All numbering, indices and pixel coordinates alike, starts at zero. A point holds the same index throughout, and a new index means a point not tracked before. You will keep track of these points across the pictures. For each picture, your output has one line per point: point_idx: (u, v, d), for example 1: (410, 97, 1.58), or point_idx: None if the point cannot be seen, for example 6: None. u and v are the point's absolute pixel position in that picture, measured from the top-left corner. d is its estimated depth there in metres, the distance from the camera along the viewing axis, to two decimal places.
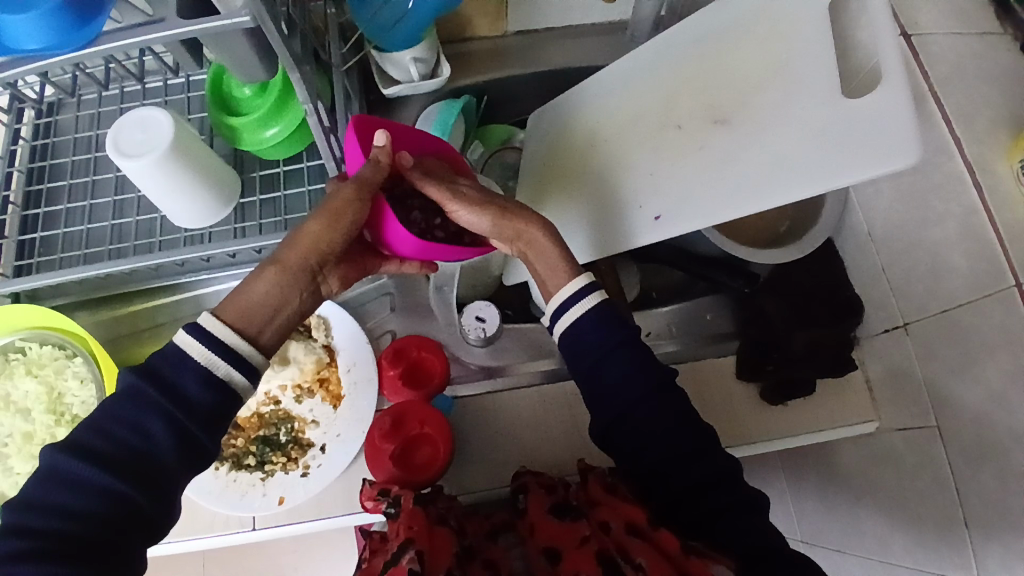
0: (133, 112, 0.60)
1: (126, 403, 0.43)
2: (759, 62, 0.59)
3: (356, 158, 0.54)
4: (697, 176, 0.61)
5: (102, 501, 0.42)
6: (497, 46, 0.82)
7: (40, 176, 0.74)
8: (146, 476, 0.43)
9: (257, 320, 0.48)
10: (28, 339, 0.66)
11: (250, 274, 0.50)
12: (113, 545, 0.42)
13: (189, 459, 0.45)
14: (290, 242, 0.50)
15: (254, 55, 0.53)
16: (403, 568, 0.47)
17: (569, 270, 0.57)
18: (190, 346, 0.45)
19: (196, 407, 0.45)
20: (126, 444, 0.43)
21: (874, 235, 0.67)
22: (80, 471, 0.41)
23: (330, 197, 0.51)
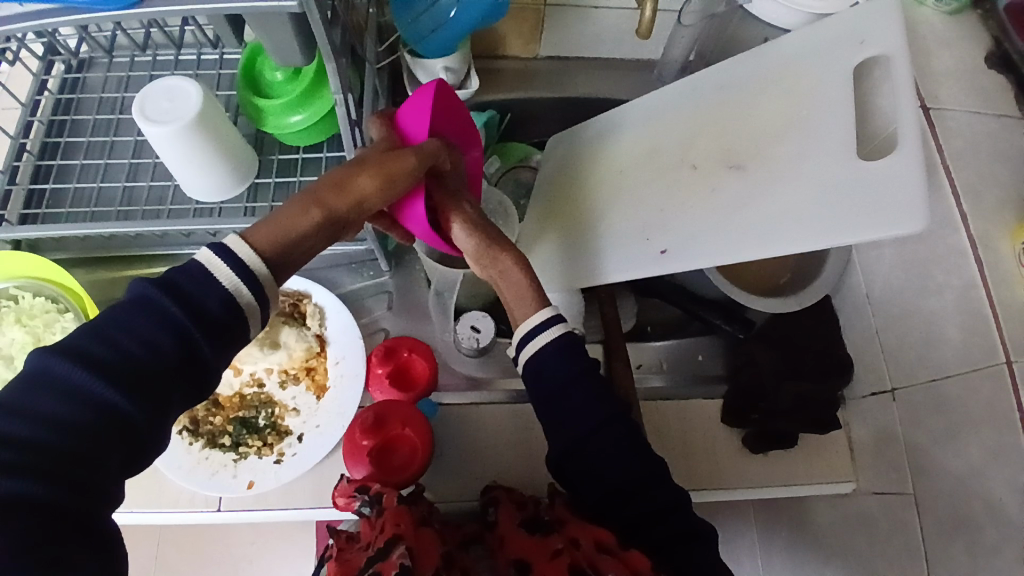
0: (162, 81, 0.61)
1: (134, 312, 0.40)
2: (780, 113, 0.60)
3: (421, 124, 0.55)
4: (707, 218, 0.61)
5: (96, 413, 0.37)
6: (528, 67, 0.84)
7: (60, 129, 0.75)
8: (145, 391, 0.39)
9: (282, 253, 0.46)
10: (23, 288, 0.67)
11: (286, 203, 0.47)
12: (91, 463, 0.37)
13: (191, 383, 0.41)
14: (339, 183, 0.48)
15: (294, 40, 0.53)
16: (395, 564, 0.45)
17: (538, 298, 0.55)
18: (217, 268, 0.42)
19: (210, 327, 0.41)
20: (125, 354, 0.39)
21: (872, 297, 0.68)
22: (76, 377, 0.37)
23: (390, 157, 0.50)
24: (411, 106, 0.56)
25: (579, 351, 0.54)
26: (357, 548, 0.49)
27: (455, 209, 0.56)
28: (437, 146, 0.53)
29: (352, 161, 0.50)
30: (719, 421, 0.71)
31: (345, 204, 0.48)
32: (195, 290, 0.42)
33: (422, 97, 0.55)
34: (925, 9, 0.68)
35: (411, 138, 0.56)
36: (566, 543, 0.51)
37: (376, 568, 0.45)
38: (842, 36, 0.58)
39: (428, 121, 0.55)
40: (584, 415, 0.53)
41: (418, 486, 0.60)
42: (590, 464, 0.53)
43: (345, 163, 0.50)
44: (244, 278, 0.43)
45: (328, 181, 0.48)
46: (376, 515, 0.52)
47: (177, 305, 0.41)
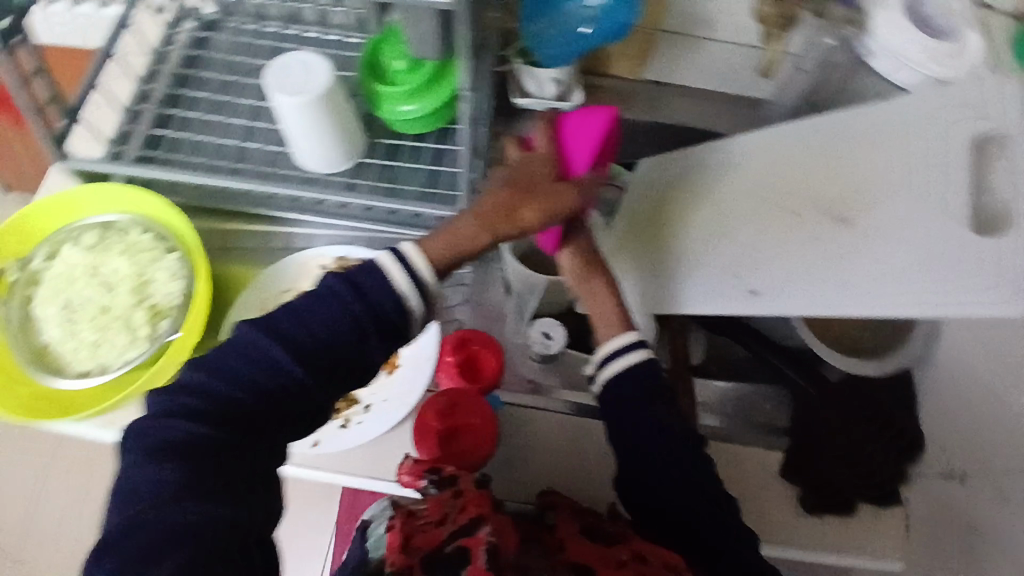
0: (296, 53, 0.64)
1: (326, 303, 0.48)
2: (891, 173, 0.60)
3: (587, 153, 0.56)
4: (804, 270, 0.61)
5: (287, 382, 0.47)
6: (631, 87, 0.84)
7: (182, 82, 0.79)
8: (324, 370, 0.48)
9: (451, 264, 0.52)
10: (135, 223, 0.72)
11: (460, 214, 0.53)
12: (275, 421, 0.48)
13: (357, 369, 0.49)
14: (509, 210, 0.53)
15: (433, 35, 0.56)
16: (483, 540, 0.48)
17: (621, 321, 0.62)
18: (394, 271, 0.49)
19: (380, 322, 0.48)
20: (314, 337, 0.47)
21: (955, 374, 0.66)
22: (277, 350, 0.47)
23: (558, 191, 0.54)
24: (579, 128, 0.57)
25: (655, 377, 0.59)
26: (416, 526, 0.51)
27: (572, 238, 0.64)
28: (596, 183, 0.57)
29: (520, 186, 0.54)
30: (777, 473, 0.70)
31: (510, 230, 0.53)
32: (375, 292, 0.48)
33: (594, 125, 0.57)
34: None
35: (569, 160, 0.57)
36: (631, 556, 0.53)
37: (465, 541, 0.48)
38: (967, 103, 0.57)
39: (594, 153, 0.57)
40: (654, 429, 0.57)
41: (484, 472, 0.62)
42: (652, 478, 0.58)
43: (513, 186, 0.54)
44: (415, 287, 0.49)
45: (498, 205, 0.53)
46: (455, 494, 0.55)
47: (359, 303, 0.48)
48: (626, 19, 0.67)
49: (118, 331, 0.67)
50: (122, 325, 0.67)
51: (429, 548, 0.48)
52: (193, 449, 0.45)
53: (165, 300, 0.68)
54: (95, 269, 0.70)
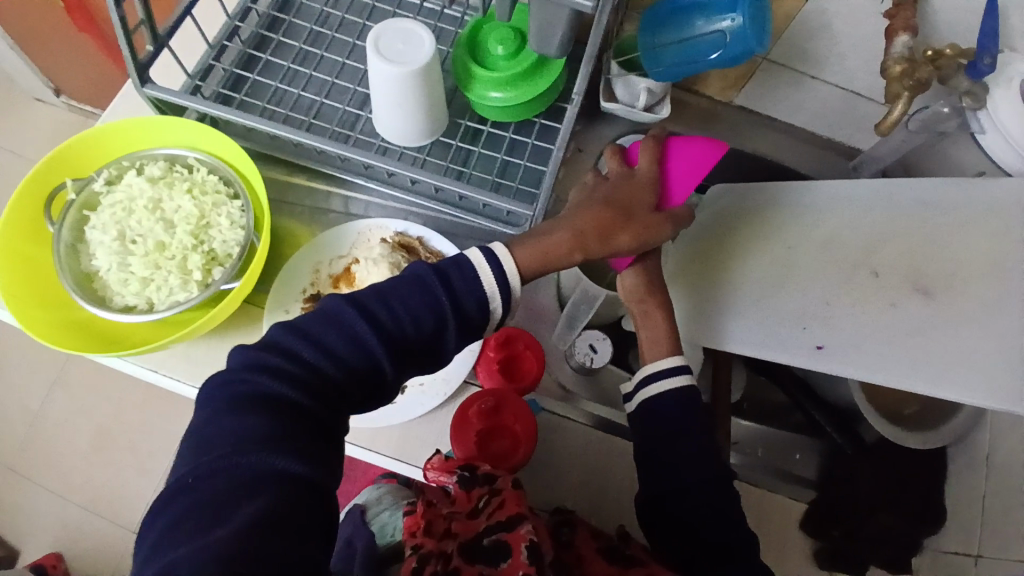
0: (399, 21, 0.62)
1: (416, 290, 0.50)
2: (979, 255, 0.59)
3: (688, 186, 0.56)
4: (872, 334, 0.60)
5: (366, 360, 0.49)
6: (717, 112, 0.83)
7: (273, 26, 0.78)
8: (401, 354, 0.50)
9: (540, 273, 0.54)
10: (202, 162, 0.70)
11: (556, 224, 0.54)
12: (345, 398, 0.48)
13: (431, 359, 0.52)
14: (604, 233, 0.54)
15: (558, 34, 0.54)
16: (524, 537, 0.51)
17: (671, 348, 0.62)
18: (484, 270, 0.52)
19: (463, 320, 0.51)
20: (399, 320, 0.50)
21: (993, 461, 0.66)
22: (363, 328, 0.49)
23: (654, 221, 0.54)
24: (686, 159, 0.56)
25: (697, 407, 0.59)
26: (447, 516, 0.57)
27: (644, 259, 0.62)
28: (688, 222, 0.57)
29: (620, 209, 0.54)
30: (796, 524, 0.71)
31: (601, 253, 0.54)
32: (465, 286, 0.51)
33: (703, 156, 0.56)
34: None
35: (669, 190, 0.57)
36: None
37: (505, 537, 0.52)
38: None
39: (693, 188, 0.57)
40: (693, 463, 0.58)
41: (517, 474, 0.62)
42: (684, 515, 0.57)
43: (614, 208, 0.54)
44: (501, 287, 0.52)
45: (596, 225, 0.54)
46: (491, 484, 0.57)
47: (449, 293, 0.51)
48: (755, 45, 0.60)
49: (170, 271, 0.66)
50: (175, 266, 0.66)
51: (466, 537, 0.54)
52: (278, 406, 0.45)
53: (223, 248, 0.67)
54: (155, 203, 0.68)
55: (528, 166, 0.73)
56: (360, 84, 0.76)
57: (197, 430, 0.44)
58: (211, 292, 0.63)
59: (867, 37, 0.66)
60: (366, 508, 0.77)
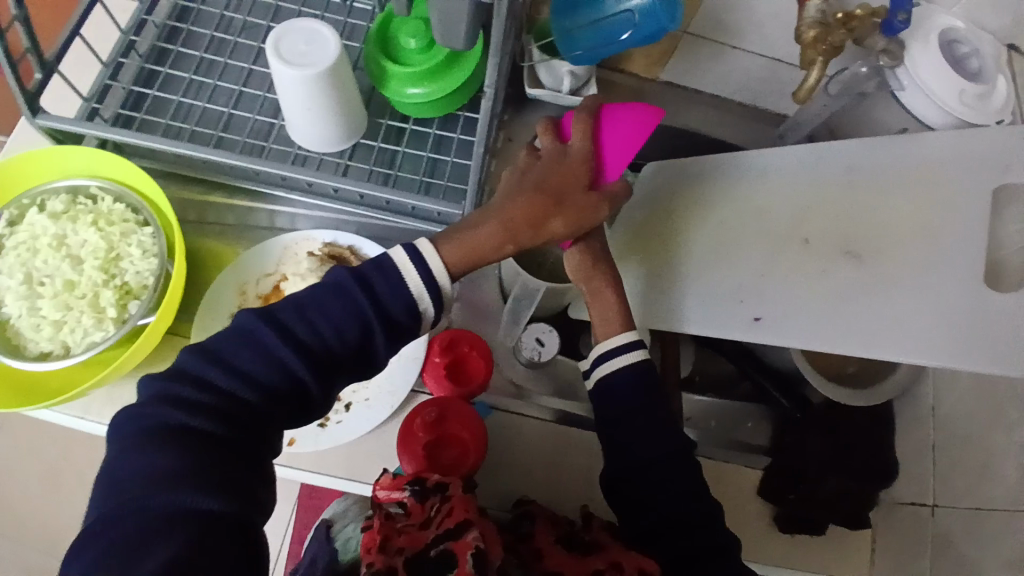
0: (299, 21, 0.58)
1: (335, 297, 0.50)
2: (906, 215, 0.59)
3: (625, 156, 0.52)
4: (808, 302, 0.61)
5: (286, 379, 0.48)
6: (645, 88, 0.82)
7: (172, 36, 0.73)
8: (323, 366, 0.50)
9: (470, 269, 0.53)
10: (105, 190, 0.66)
11: (481, 216, 0.53)
12: (266, 418, 0.48)
13: (361, 368, 0.52)
14: (536, 221, 0.52)
15: (465, 26, 0.51)
16: (470, 546, 0.48)
17: (623, 325, 0.59)
18: (409, 272, 0.51)
19: (390, 324, 0.51)
20: (319, 333, 0.50)
21: (937, 412, 0.67)
22: (279, 346, 0.48)
23: (587, 203, 0.52)
24: (624, 126, 0.51)
25: (652, 392, 0.58)
26: (400, 528, 0.52)
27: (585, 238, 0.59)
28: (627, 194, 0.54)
29: (552, 194, 0.52)
30: (756, 493, 0.70)
31: (534, 241, 0.52)
32: (386, 290, 0.51)
33: (634, 126, 0.51)
34: None
35: (603, 161, 0.52)
36: (608, 566, 0.53)
37: (451, 546, 0.48)
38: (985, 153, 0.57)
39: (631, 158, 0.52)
40: (645, 444, 0.57)
41: (472, 480, 0.61)
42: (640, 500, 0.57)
43: (545, 193, 0.51)
44: (428, 287, 0.51)
45: (527, 214, 0.52)
46: (441, 495, 0.54)
47: (369, 300, 0.50)
48: (667, 23, 0.60)
49: (83, 311, 0.62)
50: (87, 304, 0.62)
51: (414, 551, 0.49)
52: (190, 437, 0.45)
53: (137, 280, 0.63)
54: (59, 239, 0.64)
55: (455, 162, 0.70)
56: (270, 90, 0.72)
57: (109, 468, 0.44)
58: (127, 328, 0.60)
59: (783, 7, 0.66)
60: (332, 523, 0.66)
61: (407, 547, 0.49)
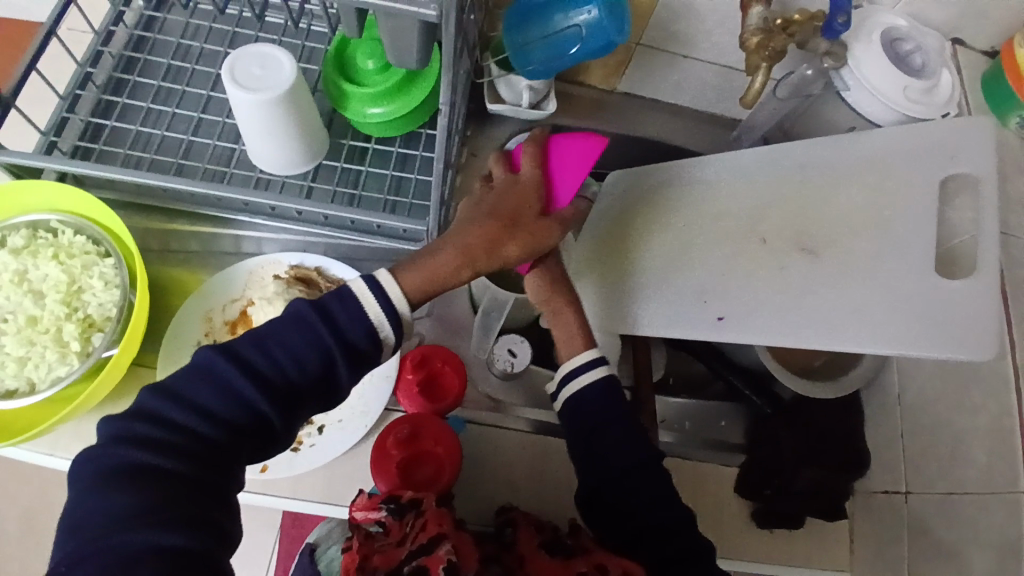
0: (254, 46, 0.59)
1: (293, 329, 0.49)
2: (858, 210, 0.61)
3: (574, 182, 0.58)
4: (770, 298, 0.62)
5: (245, 414, 0.48)
6: (604, 99, 0.83)
7: (129, 66, 0.73)
8: (283, 400, 0.49)
9: (431, 295, 0.53)
10: (65, 223, 0.65)
11: (438, 243, 0.54)
12: (229, 454, 0.47)
13: (325, 400, 0.51)
14: (492, 247, 0.53)
15: (416, 45, 0.51)
16: (441, 561, 0.48)
17: (585, 341, 0.61)
18: (369, 301, 0.51)
19: (351, 354, 0.50)
20: (279, 365, 0.49)
21: (903, 400, 0.69)
22: (236, 381, 0.48)
23: (539, 226, 0.55)
24: (566, 157, 0.59)
25: (620, 393, 0.59)
26: (377, 546, 0.52)
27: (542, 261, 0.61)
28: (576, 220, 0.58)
29: (505, 220, 0.54)
30: (733, 490, 0.71)
31: (491, 266, 0.54)
32: (344, 318, 0.50)
33: (580, 154, 0.58)
34: (1009, 131, 0.69)
35: (555, 189, 0.59)
36: (591, 569, 0.53)
37: (423, 563, 0.48)
38: (929, 147, 0.59)
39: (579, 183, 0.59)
40: (621, 449, 0.57)
41: (450, 495, 0.60)
42: (618, 506, 0.57)
43: (499, 221, 0.54)
44: (388, 314, 0.51)
45: (482, 240, 0.53)
46: (416, 512, 0.54)
47: (327, 329, 0.49)
48: (615, 35, 0.62)
49: (46, 346, 0.61)
50: (49, 339, 0.61)
51: (388, 570, 0.49)
52: (150, 477, 0.44)
53: (100, 312, 0.63)
54: (19, 275, 0.63)
55: (419, 178, 0.71)
56: (229, 115, 0.72)
57: (70, 511, 0.44)
58: (91, 361, 0.59)
59: (730, 14, 0.68)
60: (316, 547, 0.68)
61: (380, 566, 0.49)
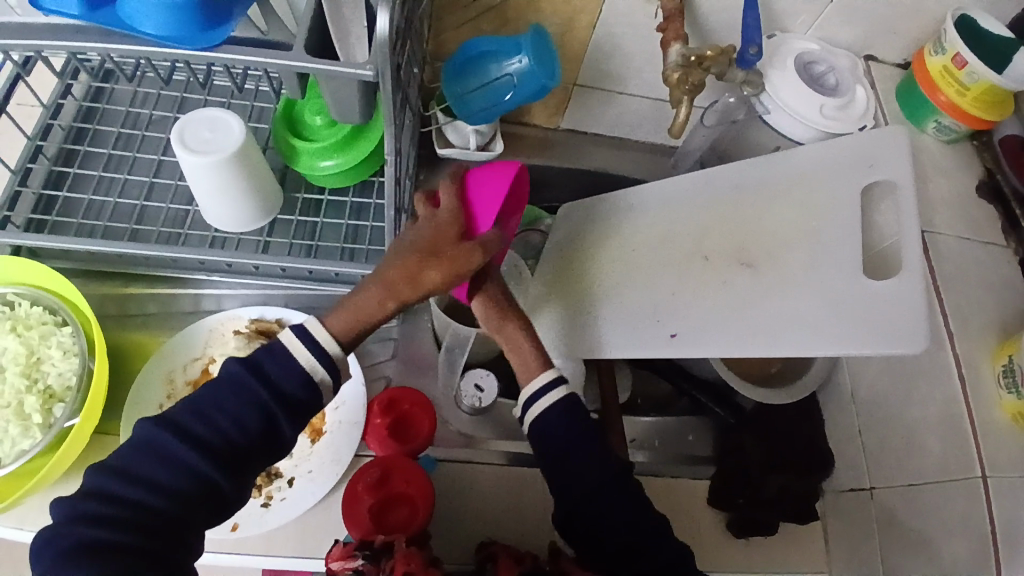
0: (200, 111, 0.61)
1: (226, 392, 0.50)
2: (789, 221, 0.65)
3: (491, 207, 0.56)
4: (718, 313, 0.65)
5: (190, 482, 0.48)
6: (548, 136, 0.87)
7: (79, 137, 0.74)
8: (229, 462, 0.49)
9: (361, 335, 0.54)
10: (21, 295, 0.65)
11: (366, 280, 0.54)
12: (181, 522, 0.48)
13: (270, 453, 0.51)
14: (412, 276, 0.52)
15: (358, 103, 0.54)
16: None
17: (539, 361, 0.60)
18: (298, 350, 0.52)
19: (289, 405, 0.51)
20: (220, 426, 0.49)
21: (857, 398, 0.71)
22: (174, 450, 0.48)
23: (462, 252, 0.52)
24: (482, 185, 0.56)
25: (580, 413, 0.60)
26: None
27: (482, 287, 0.61)
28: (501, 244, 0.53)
29: (426, 250, 0.52)
30: (705, 503, 0.73)
31: (416, 296, 0.52)
32: (278, 373, 0.51)
33: (498, 181, 0.56)
34: (926, 136, 0.74)
35: (474, 219, 0.56)
36: None
37: None
38: (848, 159, 0.64)
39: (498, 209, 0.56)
40: (591, 469, 0.58)
41: (425, 536, 0.60)
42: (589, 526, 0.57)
43: (419, 251, 0.52)
44: (320, 358, 0.52)
45: (402, 273, 0.52)
46: (386, 557, 0.54)
47: (261, 385, 0.50)
48: (546, 79, 0.66)
49: (7, 421, 0.60)
50: (11, 413, 0.60)
51: None
52: (106, 550, 0.45)
53: (60, 382, 0.62)
54: None
55: (374, 225, 0.73)
56: (182, 178, 0.74)
57: None
58: (54, 433, 0.59)
59: (656, 52, 0.74)
60: None
61: None
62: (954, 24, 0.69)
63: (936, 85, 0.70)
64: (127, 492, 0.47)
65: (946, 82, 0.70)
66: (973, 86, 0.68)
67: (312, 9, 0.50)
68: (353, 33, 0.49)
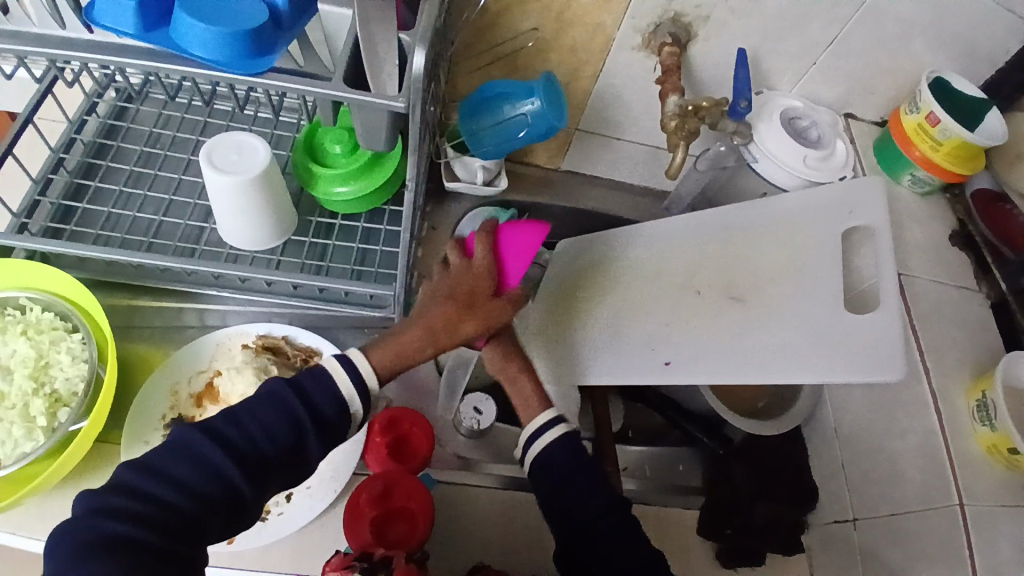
0: (228, 134, 0.65)
1: (268, 406, 0.52)
2: (775, 260, 0.70)
3: (519, 265, 0.60)
4: (708, 343, 0.68)
5: (209, 487, 0.49)
6: (550, 176, 0.92)
7: (101, 152, 0.77)
8: (256, 474, 0.51)
9: (394, 373, 0.57)
10: (34, 300, 0.66)
11: (402, 323, 0.58)
12: (199, 529, 0.49)
13: (292, 472, 0.52)
14: (451, 325, 0.57)
15: (385, 132, 0.58)
16: None
17: (543, 404, 0.64)
18: (340, 376, 0.54)
19: (320, 424, 0.53)
20: (236, 430, 0.51)
21: (840, 431, 0.74)
22: (194, 452, 0.50)
23: (496, 307, 0.57)
24: (514, 243, 0.60)
25: (582, 449, 0.61)
26: None
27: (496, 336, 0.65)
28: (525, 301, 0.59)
29: (462, 300, 0.57)
30: (695, 531, 0.74)
31: (451, 343, 0.57)
32: (316, 391, 0.53)
33: (528, 244, 0.60)
34: (902, 187, 0.80)
35: (504, 270, 0.60)
36: None
37: None
38: (829, 205, 0.68)
39: (527, 265, 0.60)
40: (592, 496, 0.59)
41: (422, 554, 0.61)
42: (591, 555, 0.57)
43: (455, 302, 0.57)
44: (358, 388, 0.54)
45: (440, 320, 0.57)
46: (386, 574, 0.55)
47: (301, 403, 0.52)
48: (555, 121, 0.72)
49: (13, 422, 0.60)
50: (17, 415, 0.61)
51: None
52: (114, 544, 0.45)
53: (68, 387, 0.63)
54: None
55: (384, 250, 0.76)
56: (200, 197, 0.77)
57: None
58: (58, 437, 0.60)
59: (654, 103, 0.80)
60: None
61: None
62: (928, 86, 0.75)
63: (912, 140, 0.77)
64: (136, 489, 0.48)
65: (920, 138, 0.76)
66: (946, 142, 0.74)
67: (349, 47, 0.55)
68: (384, 69, 0.53)
